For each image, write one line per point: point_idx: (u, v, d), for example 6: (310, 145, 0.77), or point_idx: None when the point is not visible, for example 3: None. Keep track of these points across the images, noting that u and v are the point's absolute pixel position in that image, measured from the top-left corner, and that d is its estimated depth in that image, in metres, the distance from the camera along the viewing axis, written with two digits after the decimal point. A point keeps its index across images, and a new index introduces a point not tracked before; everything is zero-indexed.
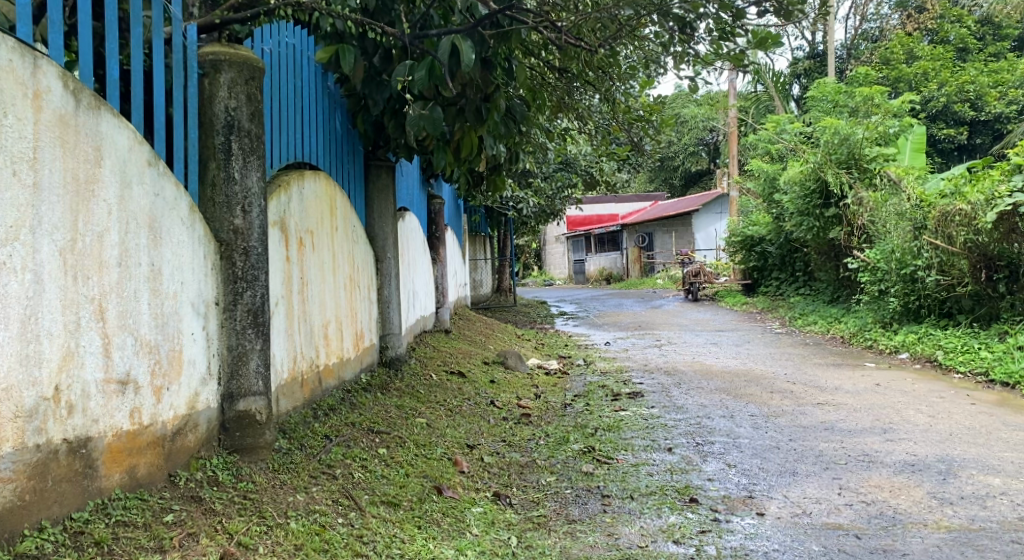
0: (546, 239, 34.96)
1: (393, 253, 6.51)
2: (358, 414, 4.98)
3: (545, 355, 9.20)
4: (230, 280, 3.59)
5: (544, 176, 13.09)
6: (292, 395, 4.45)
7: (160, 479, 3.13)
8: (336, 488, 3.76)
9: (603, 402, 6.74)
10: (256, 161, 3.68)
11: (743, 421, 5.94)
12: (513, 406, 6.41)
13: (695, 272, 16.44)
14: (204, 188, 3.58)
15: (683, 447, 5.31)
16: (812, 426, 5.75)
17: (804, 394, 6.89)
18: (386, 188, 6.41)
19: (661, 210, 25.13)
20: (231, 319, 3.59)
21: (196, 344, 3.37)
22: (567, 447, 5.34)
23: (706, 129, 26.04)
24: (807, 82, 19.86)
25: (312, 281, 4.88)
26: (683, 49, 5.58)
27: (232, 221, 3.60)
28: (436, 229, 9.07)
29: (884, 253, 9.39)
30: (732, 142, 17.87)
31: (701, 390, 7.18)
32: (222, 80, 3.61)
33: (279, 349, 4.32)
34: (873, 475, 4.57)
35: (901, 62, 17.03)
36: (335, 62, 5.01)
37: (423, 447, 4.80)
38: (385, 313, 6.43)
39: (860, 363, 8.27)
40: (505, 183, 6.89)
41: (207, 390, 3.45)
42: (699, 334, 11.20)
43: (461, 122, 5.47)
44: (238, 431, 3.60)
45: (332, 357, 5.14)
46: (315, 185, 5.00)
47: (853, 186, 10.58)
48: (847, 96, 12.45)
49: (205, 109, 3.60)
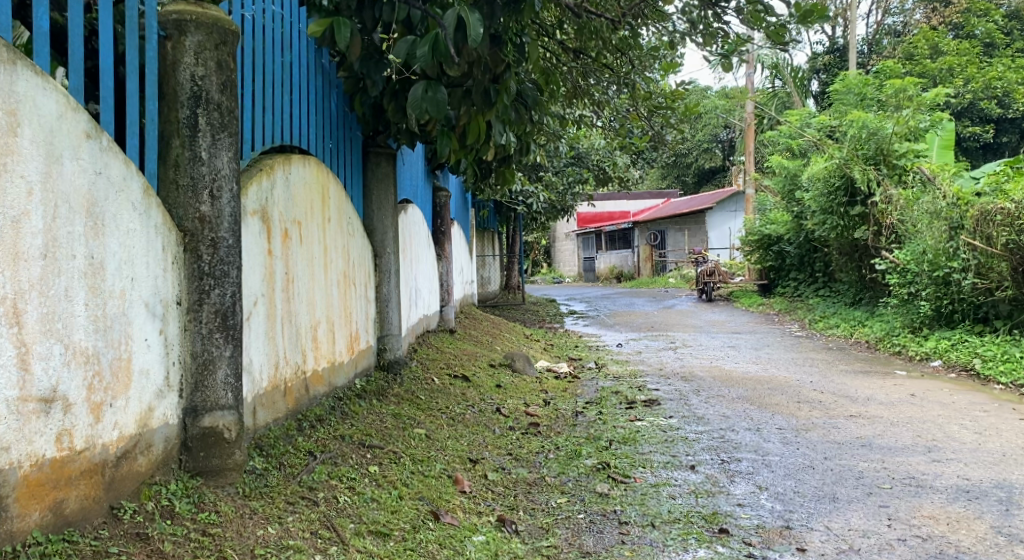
0: (556, 236, 34.45)
1: (393, 247, 5.99)
2: (349, 425, 4.47)
3: (554, 357, 8.69)
4: (194, 277, 3.11)
5: (554, 170, 12.56)
6: (273, 406, 3.96)
7: (97, 514, 2.65)
8: (316, 518, 3.28)
9: (616, 410, 6.24)
10: (227, 139, 3.20)
11: (772, 436, 5.43)
12: (521, 414, 5.90)
13: (709, 272, 15.94)
14: (166, 168, 3.10)
15: (707, 465, 4.80)
16: (847, 442, 5.23)
17: (834, 405, 6.37)
18: (386, 178, 5.91)
19: (674, 208, 24.58)
20: (196, 321, 3.11)
21: (151, 351, 2.89)
22: (580, 462, 4.85)
23: (721, 126, 25.49)
24: (827, 77, 19.35)
25: (300, 276, 4.38)
26: (715, 27, 5.10)
27: (197, 207, 3.12)
28: (442, 223, 8.55)
29: (914, 254, 8.83)
30: (749, 138, 17.35)
31: (722, 399, 6.66)
32: (188, 43, 3.12)
33: (257, 355, 3.83)
34: (926, 503, 4.06)
35: (927, 58, 16.43)
36: (329, 37, 4.53)
37: (421, 463, 4.32)
38: (383, 312, 5.92)
39: (890, 371, 7.73)
40: (516, 175, 6.37)
41: (164, 404, 2.97)
42: (715, 336, 10.70)
43: (467, 105, 4.97)
44: (203, 450, 3.11)
45: (322, 362, 4.65)
46: (303, 170, 4.51)
47: (882, 182, 10.05)
48: (874, 89, 11.91)
49: (168, 77, 3.11)
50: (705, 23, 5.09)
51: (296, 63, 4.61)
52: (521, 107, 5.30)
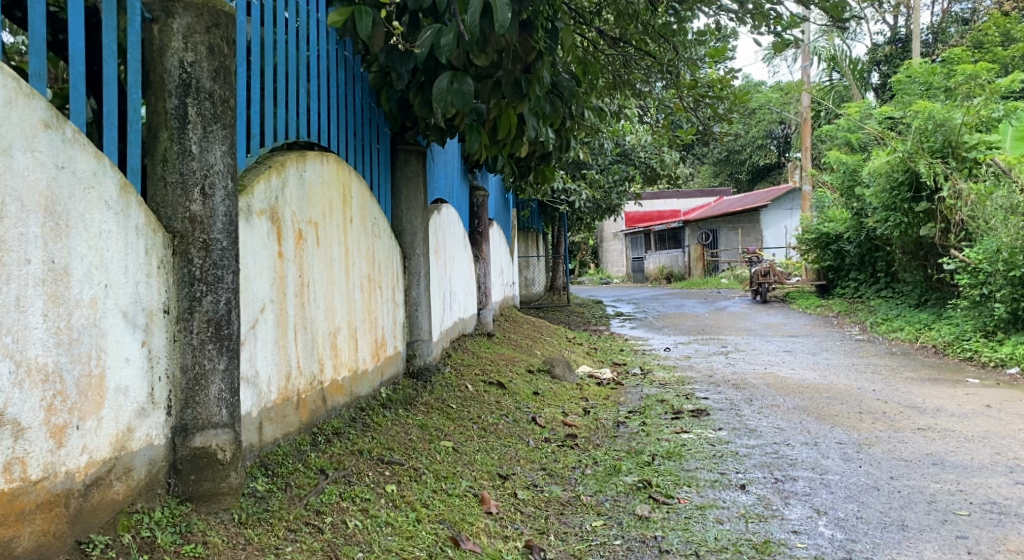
0: (605, 236, 33.97)
1: (423, 248, 5.69)
2: (370, 438, 4.17)
3: (598, 362, 8.31)
4: (184, 282, 2.85)
5: (599, 167, 12.18)
6: (283, 421, 3.67)
7: (59, 549, 2.43)
8: (318, 547, 2.98)
9: (661, 421, 5.85)
10: (220, 131, 2.94)
11: (831, 451, 5.01)
12: (558, 424, 5.55)
13: (764, 272, 15.40)
14: (154, 163, 2.86)
15: (759, 485, 4.41)
16: (916, 460, 4.80)
17: (900, 416, 5.90)
18: (415, 177, 5.61)
19: (727, 207, 23.99)
20: (187, 331, 2.84)
21: (130, 366, 2.65)
22: (619, 480, 4.48)
23: (777, 122, 24.89)
24: (889, 69, 18.75)
25: (316, 279, 4.09)
26: (765, 5, 4.70)
27: (188, 206, 2.87)
28: (479, 223, 8.23)
29: (987, 253, 8.31)
30: (806, 133, 16.81)
31: (777, 409, 6.23)
32: (176, 27, 2.87)
33: (264, 366, 3.53)
34: (1010, 535, 3.66)
35: (998, 45, 15.74)
36: (351, 26, 4.25)
37: (444, 481, 4.00)
38: (413, 316, 5.63)
39: (961, 379, 7.22)
40: (555, 172, 6.02)
41: (148, 422, 2.72)
42: (769, 340, 10.22)
43: (498, 97, 4.62)
44: (193, 474, 2.84)
45: (342, 370, 4.35)
46: (321, 168, 4.23)
47: (951, 176, 9.54)
48: (941, 78, 11.28)
49: (154, 65, 2.86)
50: (755, 3, 4.70)
51: (317, 55, 4.34)
52: (555, 99, 4.98)
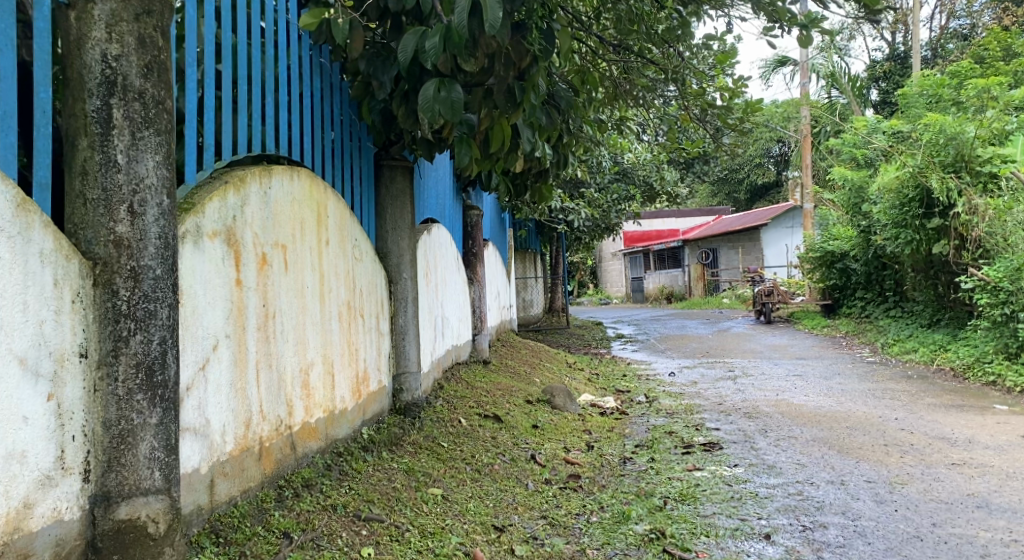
0: (603, 255, 33.51)
1: (410, 272, 5.20)
2: (347, 489, 3.67)
3: (600, 390, 7.79)
4: (107, 319, 2.41)
5: (597, 185, 11.71)
6: (240, 474, 3.19)
7: None
8: None
9: (670, 457, 5.35)
10: (154, 137, 2.46)
11: (861, 492, 4.50)
12: (559, 462, 5.04)
13: (769, 291, 14.91)
14: (71, 177, 2.39)
15: (785, 534, 3.91)
16: (958, 501, 4.31)
17: (931, 449, 5.41)
18: (401, 195, 5.14)
19: (725, 226, 23.58)
20: (112, 379, 2.41)
21: (28, 425, 2.27)
22: (628, 529, 3.98)
23: (774, 140, 24.52)
24: (888, 86, 18.43)
25: (284, 310, 3.60)
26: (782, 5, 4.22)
27: (112, 228, 2.41)
28: (472, 244, 7.74)
29: (1009, 271, 7.88)
30: (806, 150, 16.43)
31: (795, 442, 5.73)
32: (98, 13, 2.40)
33: (216, 414, 3.06)
34: None
35: (1000, 59, 15.40)
36: (325, 29, 3.78)
37: (431, 538, 3.50)
38: (400, 347, 5.14)
39: (988, 406, 6.74)
40: (552, 192, 5.53)
41: (55, 491, 2.33)
42: (778, 363, 9.73)
43: (490, 106, 4.15)
44: (116, 552, 2.41)
45: (316, 412, 3.86)
46: (292, 184, 3.75)
47: (964, 192, 9.08)
48: (951, 90, 10.86)
49: (71, 59, 2.39)
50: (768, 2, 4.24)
51: (288, 62, 3.88)
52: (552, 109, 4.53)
